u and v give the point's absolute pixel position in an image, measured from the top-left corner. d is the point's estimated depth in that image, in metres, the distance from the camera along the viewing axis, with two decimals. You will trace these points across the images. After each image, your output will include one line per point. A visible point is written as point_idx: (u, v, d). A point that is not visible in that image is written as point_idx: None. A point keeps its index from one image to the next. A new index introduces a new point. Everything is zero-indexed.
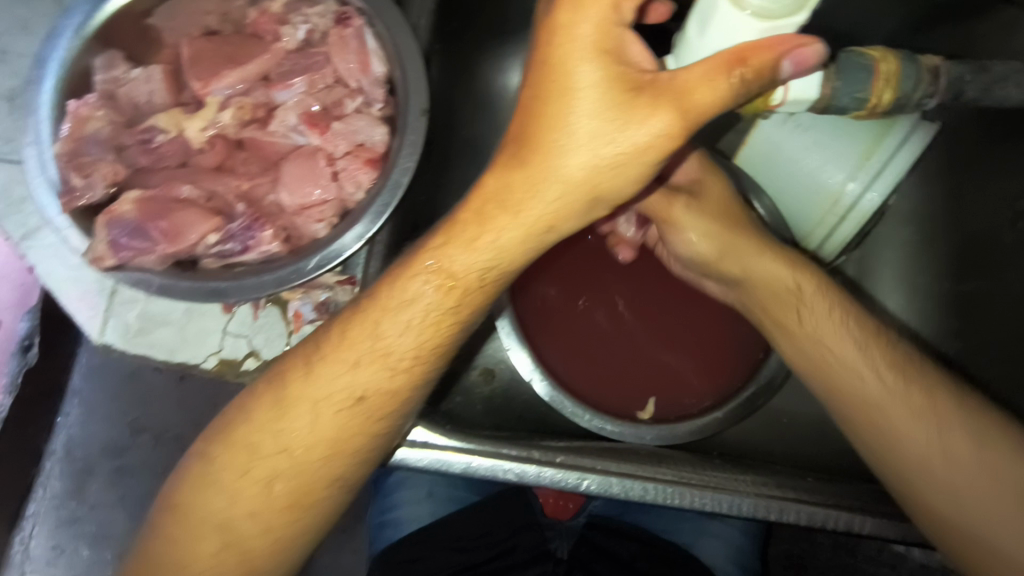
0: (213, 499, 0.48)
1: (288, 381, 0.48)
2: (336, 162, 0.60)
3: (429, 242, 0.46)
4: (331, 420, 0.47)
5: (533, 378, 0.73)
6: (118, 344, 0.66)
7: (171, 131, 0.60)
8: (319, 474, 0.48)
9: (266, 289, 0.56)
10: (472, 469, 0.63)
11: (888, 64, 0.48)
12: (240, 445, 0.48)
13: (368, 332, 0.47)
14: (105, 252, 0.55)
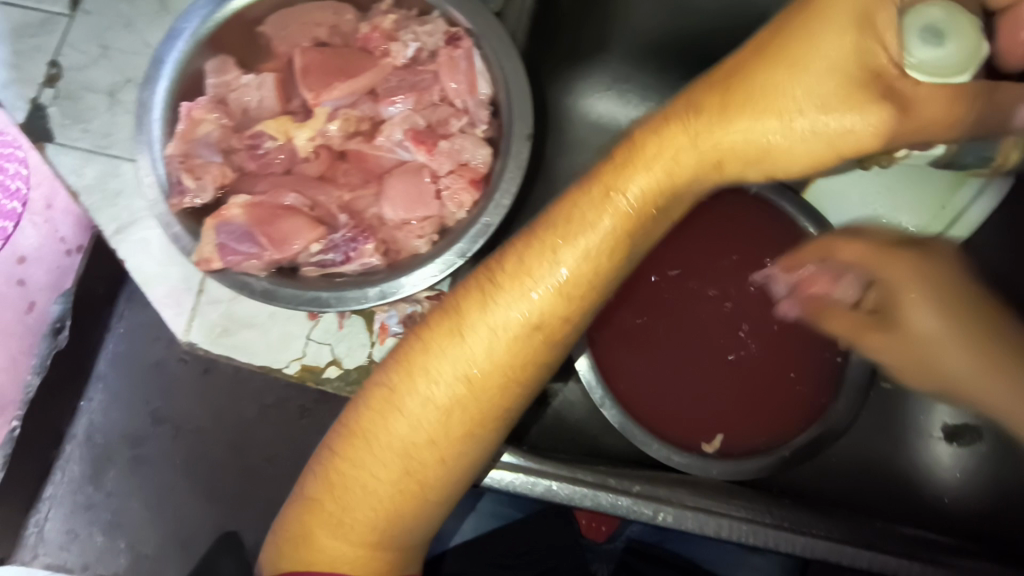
0: (353, 471, 0.47)
1: (414, 353, 0.46)
2: (440, 180, 0.60)
3: (609, 170, 0.44)
4: (458, 392, 0.46)
5: (602, 402, 0.73)
6: (202, 343, 0.67)
7: (280, 138, 0.61)
8: (436, 455, 0.47)
9: (368, 300, 0.56)
10: (550, 492, 0.63)
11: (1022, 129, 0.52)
12: (359, 435, 0.47)
13: (516, 259, 0.44)
14: (213, 255, 0.56)
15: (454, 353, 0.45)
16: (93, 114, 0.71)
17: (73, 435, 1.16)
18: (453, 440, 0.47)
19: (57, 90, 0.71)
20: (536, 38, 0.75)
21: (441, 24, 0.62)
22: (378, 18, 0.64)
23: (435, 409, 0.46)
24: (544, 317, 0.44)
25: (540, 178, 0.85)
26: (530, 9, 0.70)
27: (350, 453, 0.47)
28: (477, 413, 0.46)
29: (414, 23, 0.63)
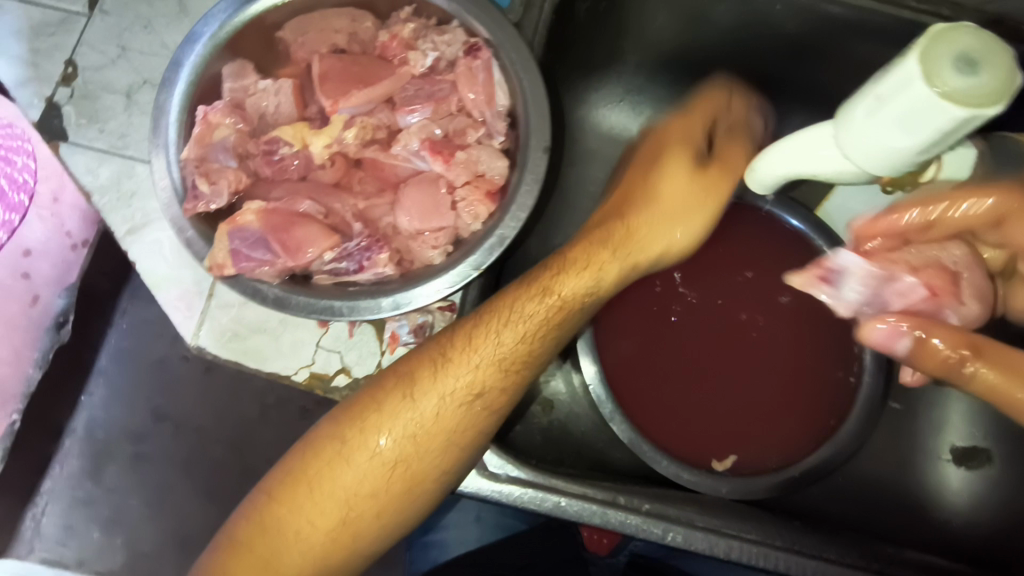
0: (287, 519, 0.47)
1: (366, 402, 0.48)
2: (455, 191, 0.60)
3: (544, 270, 0.50)
4: (404, 446, 0.47)
5: (612, 417, 0.72)
6: (211, 347, 0.66)
7: (296, 144, 0.61)
8: (376, 506, 0.47)
9: (381, 311, 0.56)
10: (560, 508, 0.63)
11: None
12: (301, 480, 0.47)
13: (466, 337, 0.49)
14: (226, 261, 0.55)
15: (404, 412, 0.47)
16: (109, 114, 0.71)
17: (73, 430, 1.15)
18: (395, 490, 0.47)
19: (74, 89, 0.72)
20: (551, 50, 0.75)
21: (459, 34, 0.62)
22: (397, 26, 0.63)
23: (376, 465, 0.47)
24: (487, 391, 0.48)
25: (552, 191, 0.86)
26: (545, 21, 0.70)
27: (286, 498, 0.47)
28: (419, 471, 0.47)
29: (432, 32, 0.63)
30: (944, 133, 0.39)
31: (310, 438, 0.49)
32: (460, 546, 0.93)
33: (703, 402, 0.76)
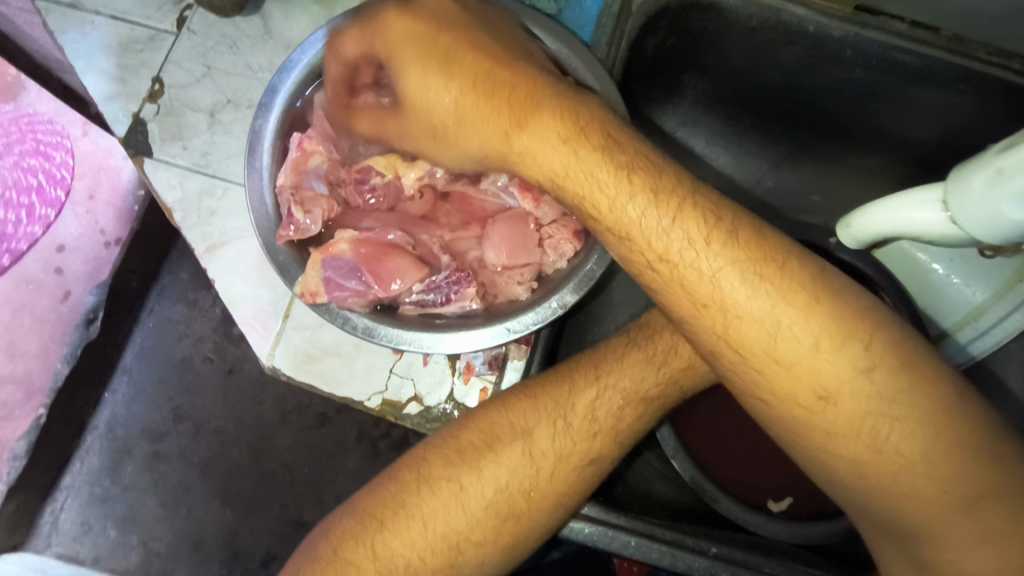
0: (391, 541, 0.51)
1: (466, 440, 0.54)
2: (542, 228, 0.61)
3: (625, 361, 0.58)
4: (496, 484, 0.52)
5: (673, 456, 0.72)
6: (287, 370, 0.67)
7: (388, 175, 0.62)
8: (468, 540, 0.51)
9: (468, 345, 0.56)
10: (628, 548, 0.62)
11: None
12: (400, 504, 0.52)
13: (586, 399, 0.56)
14: (319, 288, 0.56)
15: (516, 458, 0.53)
16: (193, 132, 0.72)
17: (96, 427, 1.15)
18: (489, 529, 0.52)
19: (158, 106, 0.73)
20: (622, 87, 0.76)
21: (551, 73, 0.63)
22: None
23: (485, 503, 0.52)
24: (595, 452, 0.55)
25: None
26: (623, 56, 0.71)
27: (389, 519, 0.51)
28: (521, 513, 0.52)
29: None
30: None
31: (413, 463, 0.54)
32: None
33: (756, 459, 0.76)
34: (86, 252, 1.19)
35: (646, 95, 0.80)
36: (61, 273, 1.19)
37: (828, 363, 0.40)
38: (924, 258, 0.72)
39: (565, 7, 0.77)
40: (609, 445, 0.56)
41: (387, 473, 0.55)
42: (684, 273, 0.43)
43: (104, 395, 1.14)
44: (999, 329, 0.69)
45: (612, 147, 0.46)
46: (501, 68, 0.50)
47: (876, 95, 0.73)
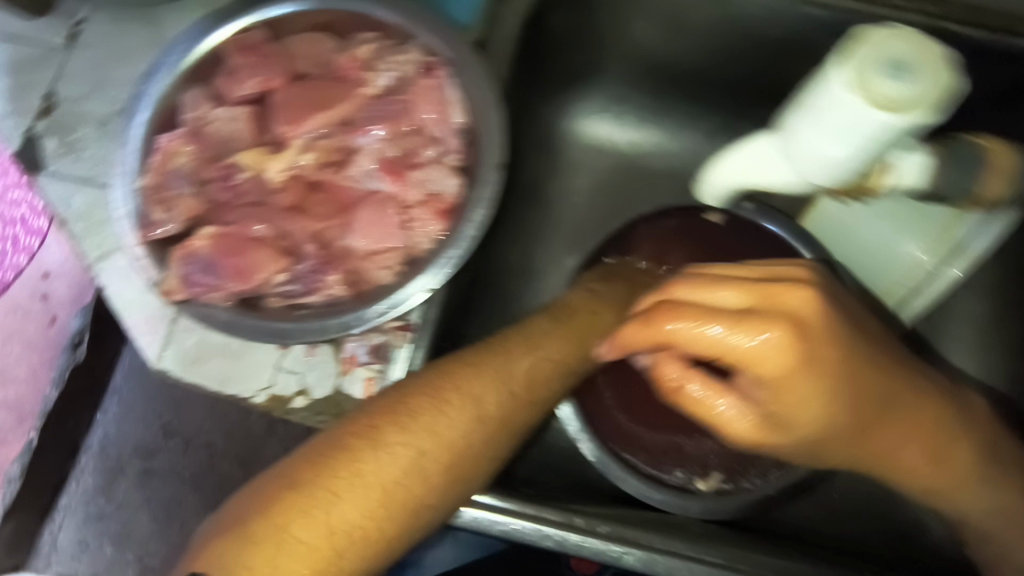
0: (344, 506, 0.46)
1: (415, 399, 0.52)
2: (408, 211, 0.60)
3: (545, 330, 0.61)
4: (456, 437, 0.52)
5: (578, 437, 0.71)
6: (175, 370, 0.67)
7: (252, 169, 0.61)
8: (423, 496, 0.49)
9: (330, 332, 0.56)
10: (513, 530, 0.61)
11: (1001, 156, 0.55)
12: (353, 464, 0.47)
13: (522, 366, 0.57)
14: (176, 286, 0.56)
15: (466, 421, 0.53)
16: (85, 144, 0.73)
17: (88, 447, 1.16)
18: (440, 483, 0.50)
19: (51, 121, 0.74)
20: (515, 70, 0.78)
21: (417, 54, 0.63)
22: (355, 48, 0.64)
23: (442, 466, 0.50)
24: (525, 415, 0.57)
25: (528, 199, 0.92)
26: (513, 32, 0.73)
27: (343, 489, 0.46)
28: (466, 469, 0.52)
29: (390, 53, 0.64)
30: (876, 144, 0.46)
31: (361, 428, 0.50)
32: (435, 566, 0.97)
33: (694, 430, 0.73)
34: (68, 276, 1.16)
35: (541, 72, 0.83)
36: (45, 299, 1.16)
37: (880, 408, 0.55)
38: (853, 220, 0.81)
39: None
40: (535, 407, 0.59)
41: (320, 437, 0.50)
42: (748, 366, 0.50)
43: (96, 416, 1.14)
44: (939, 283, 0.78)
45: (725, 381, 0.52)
46: (684, 304, 0.51)
47: (799, 48, 0.76)
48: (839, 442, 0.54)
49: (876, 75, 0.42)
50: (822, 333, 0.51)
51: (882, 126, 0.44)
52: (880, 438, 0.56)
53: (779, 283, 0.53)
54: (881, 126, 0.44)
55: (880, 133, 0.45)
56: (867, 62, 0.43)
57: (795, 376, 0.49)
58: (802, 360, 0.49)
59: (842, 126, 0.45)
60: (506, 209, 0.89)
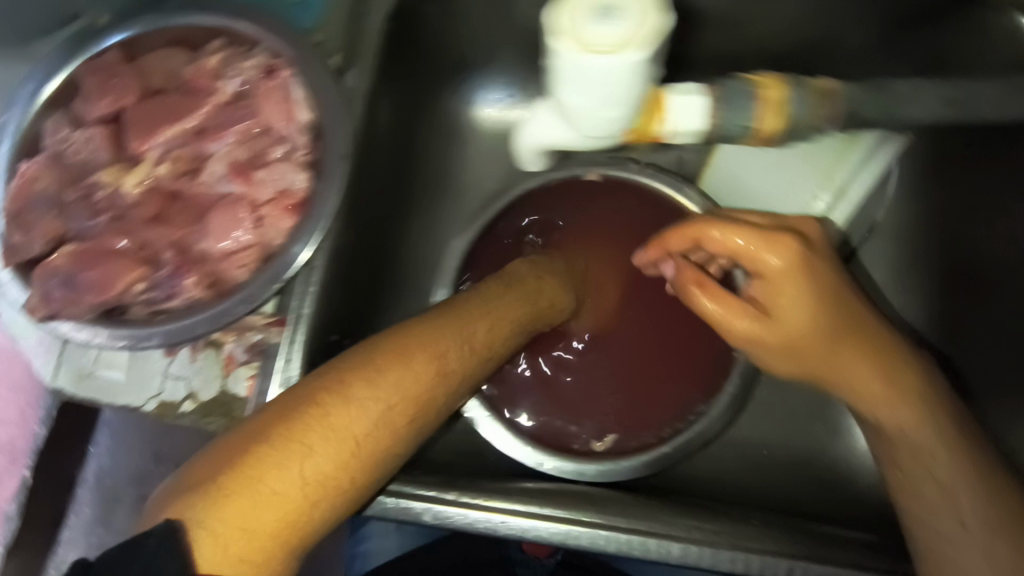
0: (317, 457, 0.42)
1: (387, 349, 0.50)
2: (258, 210, 0.62)
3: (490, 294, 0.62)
4: (425, 380, 0.50)
5: (479, 417, 0.77)
6: (68, 386, 0.69)
7: (110, 185, 0.63)
8: (392, 441, 0.47)
9: (193, 332, 0.59)
10: (394, 509, 0.65)
11: (774, 90, 0.45)
12: (325, 413, 0.44)
13: (483, 328, 0.58)
14: (38, 304, 0.59)
15: (430, 377, 0.51)
16: None
17: (85, 481, 1.06)
18: (407, 427, 0.49)
19: None
20: (392, 55, 0.79)
21: (262, 58, 0.65)
22: (203, 58, 0.66)
23: (409, 414, 0.49)
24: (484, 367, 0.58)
25: (435, 188, 0.95)
26: (381, 26, 0.75)
27: (316, 441, 0.43)
28: (433, 411, 0.51)
29: (239, 59, 0.66)
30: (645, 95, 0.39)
31: (333, 381, 0.47)
32: (380, 556, 1.01)
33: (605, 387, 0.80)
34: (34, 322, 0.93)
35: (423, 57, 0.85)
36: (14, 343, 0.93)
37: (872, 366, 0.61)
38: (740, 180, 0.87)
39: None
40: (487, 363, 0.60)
41: (293, 393, 0.47)
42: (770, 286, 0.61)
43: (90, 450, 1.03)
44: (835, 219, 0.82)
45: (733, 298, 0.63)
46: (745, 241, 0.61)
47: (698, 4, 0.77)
48: (810, 341, 0.60)
49: (583, 18, 0.36)
50: (813, 255, 0.62)
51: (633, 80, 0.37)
52: (845, 352, 0.60)
53: (777, 217, 0.66)
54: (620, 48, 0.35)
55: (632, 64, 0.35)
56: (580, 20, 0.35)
57: (783, 281, 0.60)
58: (796, 281, 0.60)
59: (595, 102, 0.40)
60: (414, 198, 0.91)
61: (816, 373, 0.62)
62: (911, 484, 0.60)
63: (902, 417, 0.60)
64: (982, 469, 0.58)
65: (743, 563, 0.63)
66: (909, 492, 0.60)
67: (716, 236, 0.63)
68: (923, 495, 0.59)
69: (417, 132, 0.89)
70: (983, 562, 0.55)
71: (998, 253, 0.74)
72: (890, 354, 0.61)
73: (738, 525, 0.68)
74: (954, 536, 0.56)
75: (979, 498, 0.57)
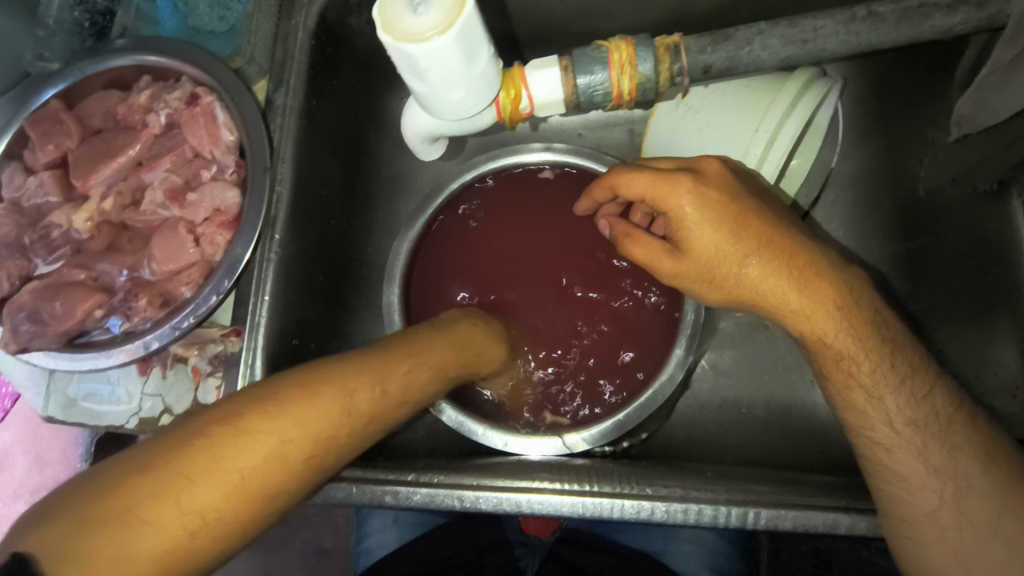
0: (203, 488, 0.41)
1: (296, 388, 0.49)
2: (196, 230, 0.68)
3: (412, 340, 0.61)
4: (323, 422, 0.49)
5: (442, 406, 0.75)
6: (58, 415, 0.74)
7: (62, 224, 0.68)
8: (281, 479, 0.46)
9: (150, 347, 0.64)
10: (353, 495, 0.66)
11: (621, 52, 0.55)
12: (218, 443, 0.43)
13: (401, 373, 0.56)
14: (9, 339, 0.64)
15: (336, 417, 0.50)
16: None
17: None
18: (303, 468, 0.47)
19: None
20: (322, 47, 0.75)
21: (185, 87, 0.70)
22: (133, 96, 0.71)
23: (305, 454, 0.47)
24: (394, 418, 0.56)
25: (395, 191, 0.91)
26: (303, 43, 0.73)
27: (199, 471, 0.41)
28: (332, 455, 0.50)
29: (165, 92, 0.71)
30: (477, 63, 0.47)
31: (250, 413, 0.46)
32: (381, 549, 1.04)
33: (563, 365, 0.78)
34: None
35: (361, 44, 0.81)
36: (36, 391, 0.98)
37: (822, 311, 0.59)
38: (676, 137, 0.82)
39: (234, 23, 0.78)
40: (404, 413, 0.58)
41: (210, 412, 0.46)
42: (675, 215, 0.61)
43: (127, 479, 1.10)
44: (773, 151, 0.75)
45: (645, 237, 0.64)
46: (650, 181, 0.61)
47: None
48: (723, 265, 0.60)
49: (401, 12, 0.42)
50: (727, 187, 0.61)
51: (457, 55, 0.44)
52: (757, 272, 0.59)
53: (683, 159, 0.65)
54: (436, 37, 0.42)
55: (448, 48, 0.43)
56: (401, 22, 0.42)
57: (688, 217, 0.60)
58: (710, 213, 0.59)
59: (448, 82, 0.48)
60: (373, 203, 0.88)
61: (741, 298, 0.61)
62: (846, 398, 0.60)
63: (826, 329, 0.59)
64: (905, 369, 0.60)
65: (695, 513, 0.62)
66: (845, 407, 0.61)
67: (622, 181, 0.63)
68: (856, 407, 0.60)
69: (364, 126, 0.85)
70: (914, 461, 0.58)
71: (931, 181, 0.75)
72: (810, 267, 0.59)
73: (692, 478, 0.68)
74: (888, 444, 0.59)
75: (903, 400, 0.59)
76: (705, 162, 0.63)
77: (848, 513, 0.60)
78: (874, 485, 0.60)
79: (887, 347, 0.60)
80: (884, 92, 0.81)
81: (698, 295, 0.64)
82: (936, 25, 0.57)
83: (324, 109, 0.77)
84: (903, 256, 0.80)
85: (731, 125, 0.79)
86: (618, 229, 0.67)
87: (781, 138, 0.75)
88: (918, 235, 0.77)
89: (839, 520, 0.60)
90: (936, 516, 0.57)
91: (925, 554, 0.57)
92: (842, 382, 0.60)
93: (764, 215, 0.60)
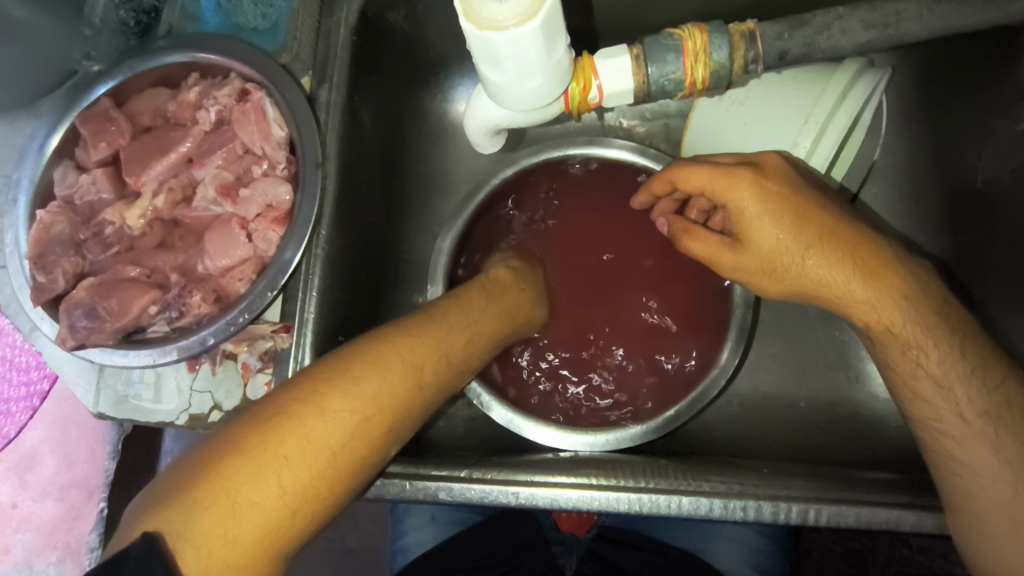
0: (286, 466, 0.42)
1: (376, 355, 0.50)
2: (248, 226, 0.68)
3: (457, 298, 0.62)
4: (396, 387, 0.50)
5: (489, 404, 0.74)
6: (109, 411, 0.74)
7: (116, 221, 0.69)
8: (361, 452, 0.46)
9: (208, 341, 0.65)
10: (407, 492, 0.66)
11: (695, 39, 0.55)
12: (297, 416, 0.44)
13: (452, 335, 0.57)
14: (66, 334, 0.64)
15: (401, 383, 0.50)
16: None
17: None
18: (381, 434, 0.48)
19: None
20: (366, 42, 0.75)
21: (234, 83, 0.71)
22: (183, 93, 0.71)
23: (378, 424, 0.48)
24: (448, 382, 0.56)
25: (431, 188, 0.90)
26: (345, 39, 0.73)
27: (283, 449, 0.42)
28: (402, 422, 0.51)
29: (215, 89, 0.71)
30: (553, 51, 0.47)
31: (300, 390, 0.46)
32: (418, 547, 1.04)
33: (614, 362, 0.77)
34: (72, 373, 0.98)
35: (402, 39, 0.80)
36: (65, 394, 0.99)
37: (890, 303, 0.58)
38: (718, 132, 0.81)
39: (278, 19, 0.78)
40: (458, 376, 0.58)
41: (253, 410, 0.45)
42: (735, 210, 0.60)
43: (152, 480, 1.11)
44: (824, 144, 0.74)
45: (704, 232, 0.63)
46: (710, 175, 0.61)
47: None
48: (785, 256, 0.59)
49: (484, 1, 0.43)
50: (789, 181, 0.60)
51: (539, 40, 0.44)
52: (820, 264, 0.58)
53: (743, 154, 0.65)
54: (521, 23, 0.43)
55: (534, 33, 0.43)
56: (486, 12, 0.43)
57: (750, 212, 0.59)
58: (774, 207, 0.59)
59: (528, 67, 0.47)
60: (409, 201, 0.88)
61: (803, 291, 0.60)
62: (912, 388, 0.60)
63: (892, 319, 0.58)
64: (972, 358, 0.58)
65: (755, 510, 0.62)
66: (910, 397, 0.60)
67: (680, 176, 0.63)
68: (922, 398, 0.59)
69: (401, 122, 0.85)
70: (986, 452, 0.57)
71: (991, 171, 0.73)
72: (873, 256, 0.58)
73: (749, 473, 0.67)
74: (957, 434, 0.58)
75: (974, 390, 0.58)
76: (765, 156, 0.63)
77: (912, 509, 0.59)
78: (937, 477, 0.59)
79: (954, 336, 0.59)
80: (932, 81, 0.79)
81: (760, 289, 0.63)
82: (1022, 7, 0.57)
83: (367, 106, 0.77)
84: (952, 248, 0.79)
85: (777, 118, 0.77)
86: (677, 226, 0.66)
87: (830, 129, 0.74)
88: (971, 229, 0.76)
89: (903, 517, 0.59)
90: (1009, 509, 0.56)
91: (995, 547, 0.56)
92: (906, 375, 0.60)
93: (824, 206, 0.60)
